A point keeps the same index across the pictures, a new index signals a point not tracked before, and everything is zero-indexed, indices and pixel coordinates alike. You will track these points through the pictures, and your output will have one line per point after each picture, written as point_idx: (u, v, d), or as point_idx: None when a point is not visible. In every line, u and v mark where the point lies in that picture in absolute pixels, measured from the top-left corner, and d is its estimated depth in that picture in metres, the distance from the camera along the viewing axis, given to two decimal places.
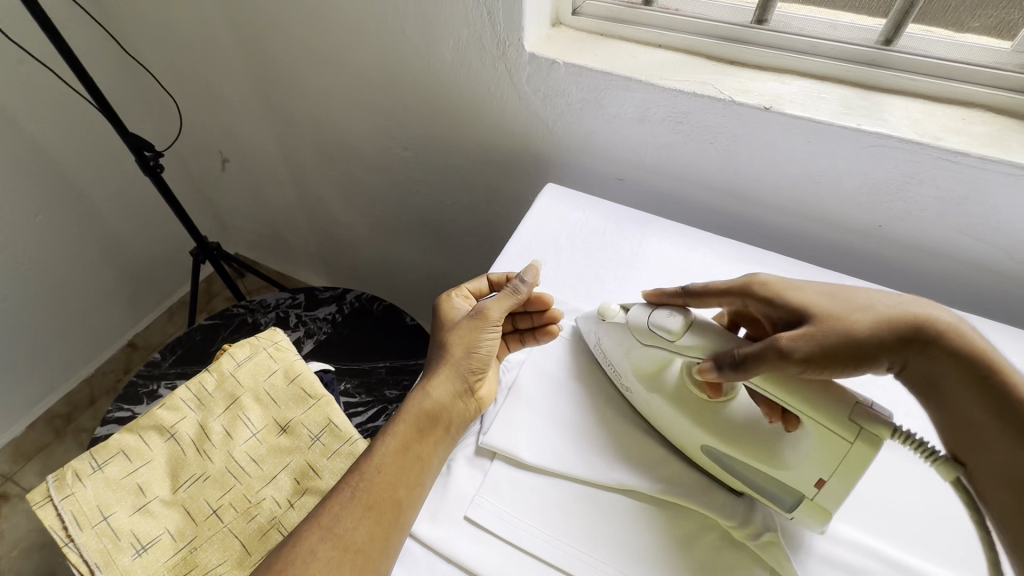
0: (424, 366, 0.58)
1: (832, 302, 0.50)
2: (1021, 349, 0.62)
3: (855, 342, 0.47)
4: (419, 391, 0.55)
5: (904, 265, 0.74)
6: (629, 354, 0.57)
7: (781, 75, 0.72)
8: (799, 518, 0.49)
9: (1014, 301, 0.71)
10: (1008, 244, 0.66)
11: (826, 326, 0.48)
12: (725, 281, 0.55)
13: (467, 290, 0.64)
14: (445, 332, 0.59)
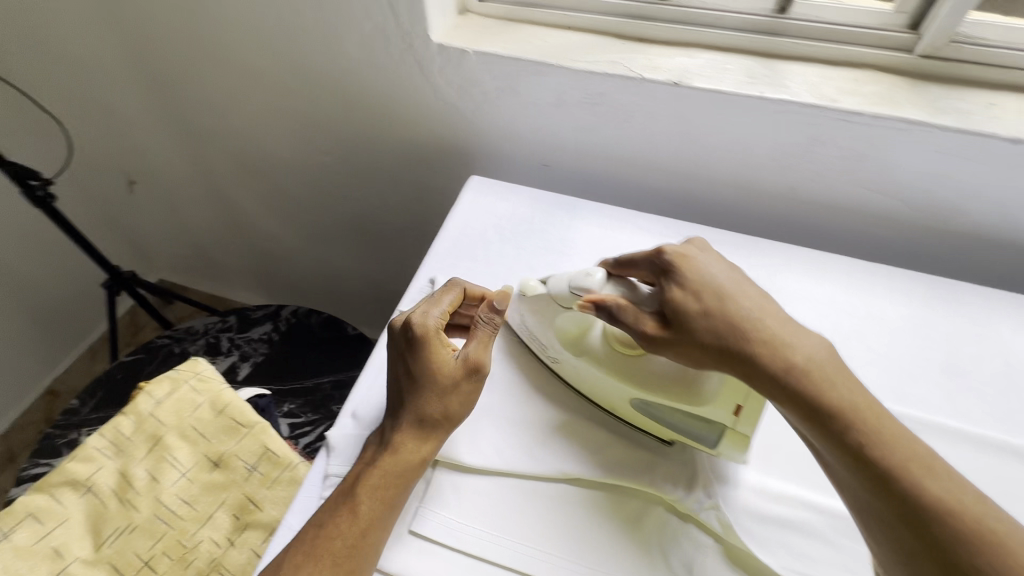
0: (399, 402, 0.50)
1: (697, 311, 0.48)
2: (926, 292, 0.66)
3: (701, 349, 0.47)
4: (396, 445, 0.48)
5: (821, 224, 0.78)
6: (551, 322, 0.56)
7: (688, 50, 0.73)
8: (725, 452, 0.51)
9: (919, 248, 0.76)
10: (908, 195, 0.71)
11: (680, 330, 0.48)
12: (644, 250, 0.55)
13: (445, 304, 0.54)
14: (438, 375, 0.50)
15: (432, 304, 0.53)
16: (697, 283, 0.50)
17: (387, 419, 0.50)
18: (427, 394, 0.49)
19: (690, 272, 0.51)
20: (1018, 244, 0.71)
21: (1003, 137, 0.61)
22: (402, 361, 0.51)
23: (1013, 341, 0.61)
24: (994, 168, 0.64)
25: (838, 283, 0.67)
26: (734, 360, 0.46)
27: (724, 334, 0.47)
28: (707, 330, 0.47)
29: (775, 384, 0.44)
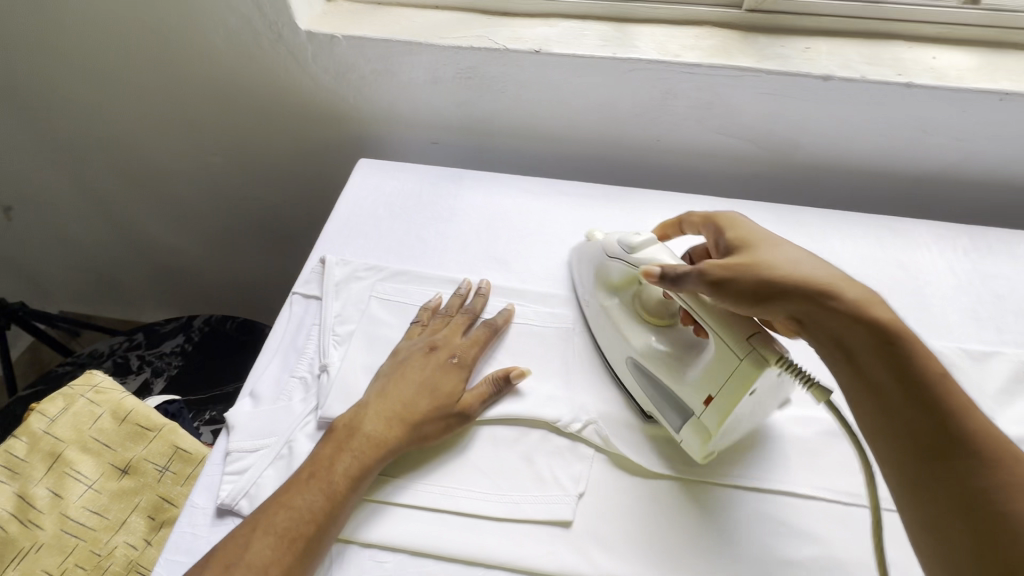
0: (394, 394, 0.52)
1: (776, 257, 0.48)
2: (773, 218, 0.75)
3: (774, 283, 0.46)
4: (373, 435, 0.49)
5: (688, 171, 0.86)
6: (602, 271, 0.60)
7: (548, 20, 0.78)
8: (686, 442, 0.51)
9: (772, 183, 0.85)
10: (755, 135, 0.79)
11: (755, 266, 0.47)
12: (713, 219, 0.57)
13: (474, 343, 0.57)
14: (433, 389, 0.53)
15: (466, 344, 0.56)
16: (761, 242, 0.51)
17: (370, 405, 0.51)
18: (420, 402, 0.51)
19: (753, 236, 0.52)
20: (849, 168, 0.81)
21: (816, 75, 0.70)
22: (413, 364, 0.54)
23: (844, 251, 0.71)
24: (816, 103, 0.73)
25: None
26: (790, 296, 0.45)
27: (805, 273, 0.46)
28: (783, 266, 0.47)
29: (836, 320, 0.44)
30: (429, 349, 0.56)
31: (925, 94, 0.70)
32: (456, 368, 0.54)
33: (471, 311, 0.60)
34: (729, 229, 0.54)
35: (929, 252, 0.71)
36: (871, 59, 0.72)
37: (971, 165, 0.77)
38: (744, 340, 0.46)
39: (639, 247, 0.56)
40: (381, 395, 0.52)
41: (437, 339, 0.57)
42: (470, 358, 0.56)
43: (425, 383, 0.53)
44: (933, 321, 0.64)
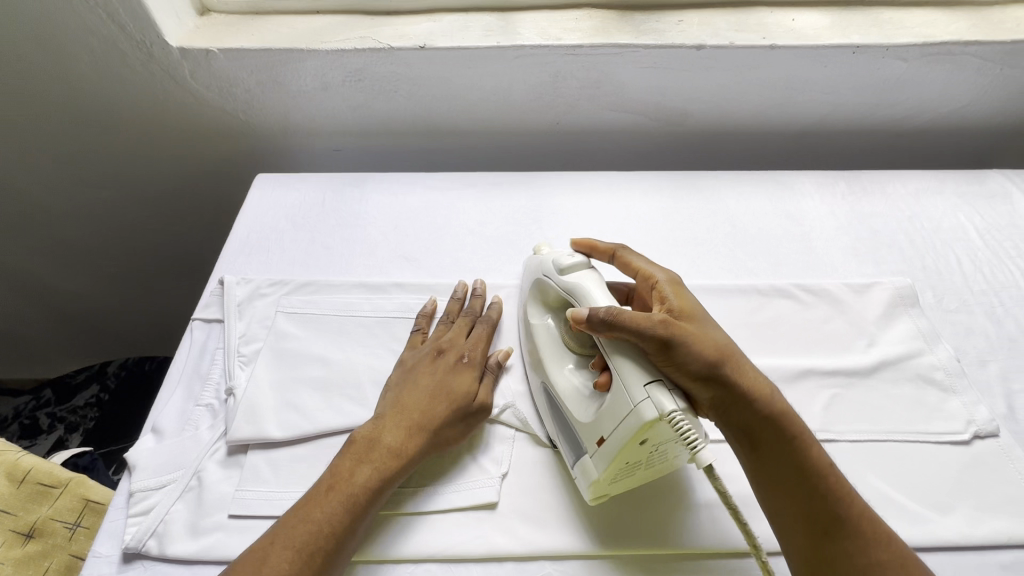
0: (403, 401, 0.50)
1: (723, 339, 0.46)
2: (671, 183, 0.78)
3: (717, 365, 0.44)
4: (393, 445, 0.47)
5: (590, 148, 0.88)
6: (537, 292, 0.56)
7: (431, 15, 0.78)
8: (577, 481, 0.47)
9: (669, 151, 0.89)
10: (646, 107, 0.82)
11: (706, 342, 0.44)
12: (654, 266, 0.53)
13: (473, 344, 0.55)
14: (438, 388, 0.51)
15: (471, 346, 0.55)
16: (692, 309, 0.49)
17: (387, 415, 0.49)
18: (439, 407, 0.49)
19: (686, 299, 0.50)
20: (736, 130, 0.86)
21: (690, 45, 0.74)
22: (424, 371, 0.52)
23: (737, 208, 0.75)
24: (696, 72, 0.77)
25: (605, 194, 0.76)
26: (727, 378, 0.44)
27: (740, 365, 0.45)
28: (724, 347, 0.46)
29: (762, 408, 0.44)
30: (433, 356, 0.54)
31: (790, 54, 0.75)
32: (468, 371, 0.53)
33: (471, 315, 0.59)
34: (664, 285, 0.51)
35: (812, 199, 0.76)
36: (738, 26, 0.77)
37: (841, 115, 0.84)
38: (641, 391, 0.42)
39: (565, 268, 0.52)
40: (397, 404, 0.50)
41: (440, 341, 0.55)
42: (478, 360, 0.54)
43: (439, 386, 0.51)
44: (820, 262, 0.69)
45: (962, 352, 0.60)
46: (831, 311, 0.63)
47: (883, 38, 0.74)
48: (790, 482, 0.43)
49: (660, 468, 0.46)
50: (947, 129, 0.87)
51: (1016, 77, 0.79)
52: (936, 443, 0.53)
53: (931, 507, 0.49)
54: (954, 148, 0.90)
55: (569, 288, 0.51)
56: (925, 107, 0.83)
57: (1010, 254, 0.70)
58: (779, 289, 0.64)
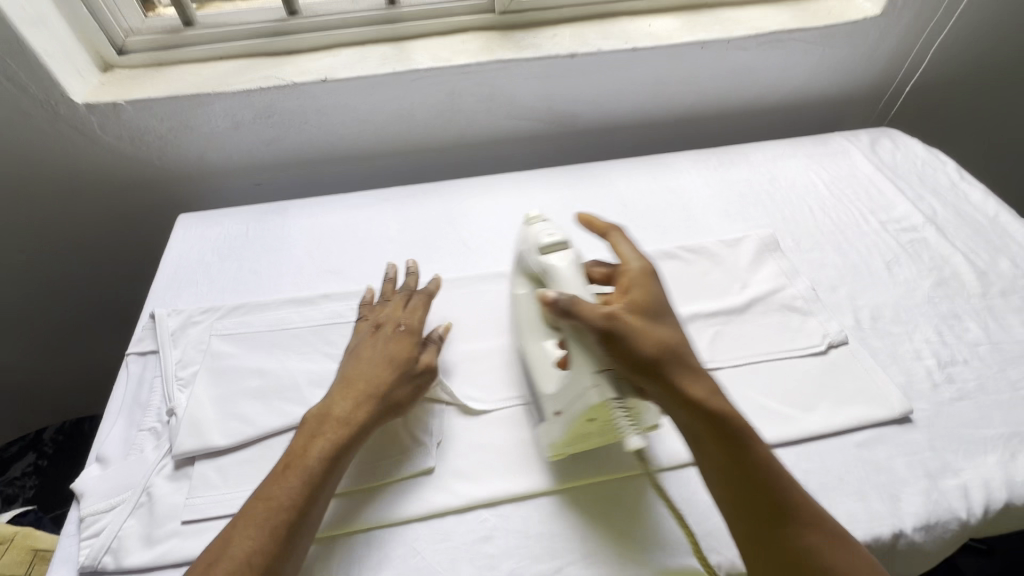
0: (347, 377, 0.54)
1: (670, 341, 0.49)
2: (567, 176, 0.87)
3: (654, 365, 0.47)
4: (341, 415, 0.51)
5: (495, 155, 0.97)
6: (523, 267, 0.59)
7: (330, 51, 0.85)
8: (543, 439, 0.54)
9: (565, 149, 0.99)
10: (539, 113, 0.92)
11: (647, 343, 0.48)
12: (633, 257, 0.55)
13: (410, 314, 0.60)
14: (377, 360, 0.55)
15: (408, 317, 0.59)
16: (653, 308, 0.51)
17: (337, 389, 0.54)
18: (380, 373, 0.54)
19: (653, 295, 0.52)
20: (621, 124, 0.97)
21: (564, 54, 0.85)
22: (367, 345, 0.57)
23: (627, 190, 0.85)
24: (574, 77, 0.88)
25: (510, 193, 0.84)
26: (668, 378, 0.47)
27: (681, 367, 0.49)
28: (666, 350, 0.48)
29: (701, 406, 0.47)
30: (374, 334, 0.58)
31: (650, 54, 0.87)
32: (409, 339, 0.57)
33: (407, 292, 0.63)
34: (632, 277, 0.53)
35: (688, 175, 0.87)
36: (604, 34, 0.88)
37: (706, 102, 0.96)
38: (592, 373, 0.47)
39: (546, 246, 0.55)
40: (345, 379, 0.54)
41: (380, 319, 0.60)
42: (417, 330, 0.59)
43: (381, 357, 0.55)
44: (700, 225, 0.79)
45: (817, 282, 0.71)
46: (710, 265, 0.73)
47: (724, 33, 0.88)
48: (736, 474, 0.46)
49: (615, 433, 0.53)
50: (796, 104, 1.01)
51: (838, 55, 0.94)
52: (801, 357, 0.63)
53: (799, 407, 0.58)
54: (804, 120, 1.05)
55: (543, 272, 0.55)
56: (772, 87, 0.97)
57: (851, 199, 0.83)
58: (666, 252, 0.74)
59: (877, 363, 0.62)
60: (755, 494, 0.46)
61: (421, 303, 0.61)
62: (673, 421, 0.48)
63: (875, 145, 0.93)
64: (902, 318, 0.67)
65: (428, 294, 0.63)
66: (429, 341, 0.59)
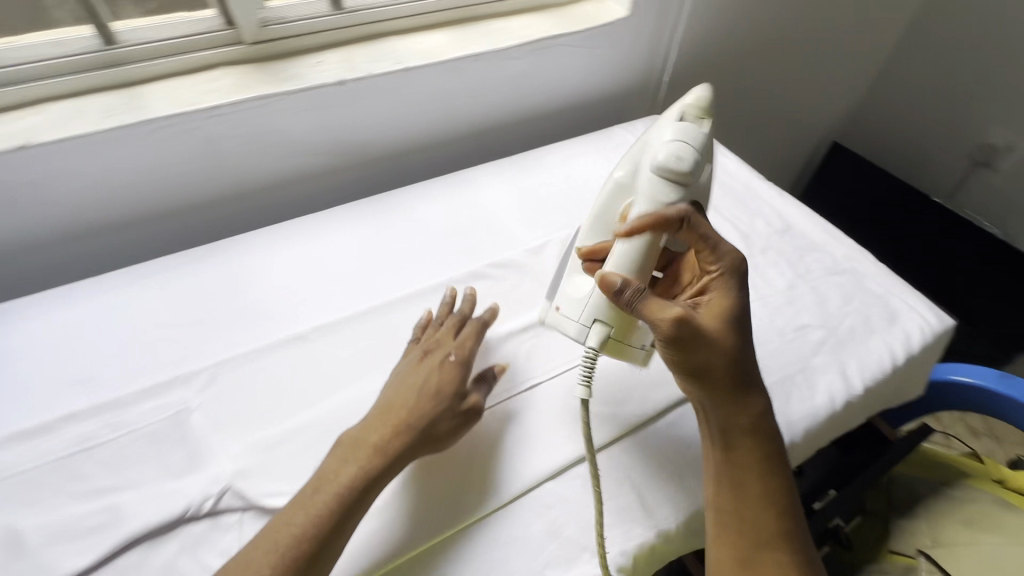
0: (395, 399, 0.53)
1: (739, 349, 0.51)
2: (364, 210, 0.81)
3: (715, 366, 0.50)
4: (376, 442, 0.50)
5: (286, 198, 0.88)
6: (652, 142, 0.59)
7: (34, 108, 0.69)
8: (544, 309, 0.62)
9: (365, 179, 0.93)
10: (323, 146, 0.85)
11: (718, 344, 0.50)
12: (726, 247, 0.54)
13: (464, 345, 0.59)
14: (427, 392, 0.54)
15: (462, 346, 0.58)
16: (733, 312, 0.52)
17: (376, 415, 0.52)
18: (420, 403, 0.53)
19: (722, 301, 0.52)
20: (418, 145, 0.94)
21: (332, 83, 0.78)
22: (413, 371, 0.56)
23: (430, 213, 0.82)
24: (351, 105, 0.82)
25: (303, 239, 0.76)
26: (729, 384, 0.50)
27: (743, 382, 0.51)
28: (732, 355, 0.50)
29: (749, 414, 0.51)
30: (422, 361, 0.57)
31: (425, 72, 0.85)
32: (453, 366, 0.56)
33: (461, 314, 0.62)
34: (717, 279, 0.54)
35: (490, 187, 0.87)
36: (374, 57, 0.84)
37: (496, 112, 0.97)
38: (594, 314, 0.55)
39: (665, 166, 0.55)
40: (384, 405, 0.53)
41: (435, 344, 0.59)
42: (467, 356, 0.58)
43: (427, 386, 0.54)
44: (505, 238, 0.79)
45: None
46: (518, 278, 0.73)
47: (493, 45, 0.88)
48: (748, 487, 0.49)
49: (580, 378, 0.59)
50: (581, 102, 1.07)
51: (605, 54, 1.01)
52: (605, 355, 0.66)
53: (613, 405, 0.61)
54: (591, 117, 1.12)
55: (642, 184, 0.57)
56: (555, 90, 1.01)
57: None
58: (474, 273, 0.72)
59: None
60: (761, 506, 0.48)
61: (477, 326, 0.61)
62: (718, 421, 0.51)
63: (650, 132, 1.02)
64: None
65: (482, 320, 0.62)
66: (479, 383, 0.58)
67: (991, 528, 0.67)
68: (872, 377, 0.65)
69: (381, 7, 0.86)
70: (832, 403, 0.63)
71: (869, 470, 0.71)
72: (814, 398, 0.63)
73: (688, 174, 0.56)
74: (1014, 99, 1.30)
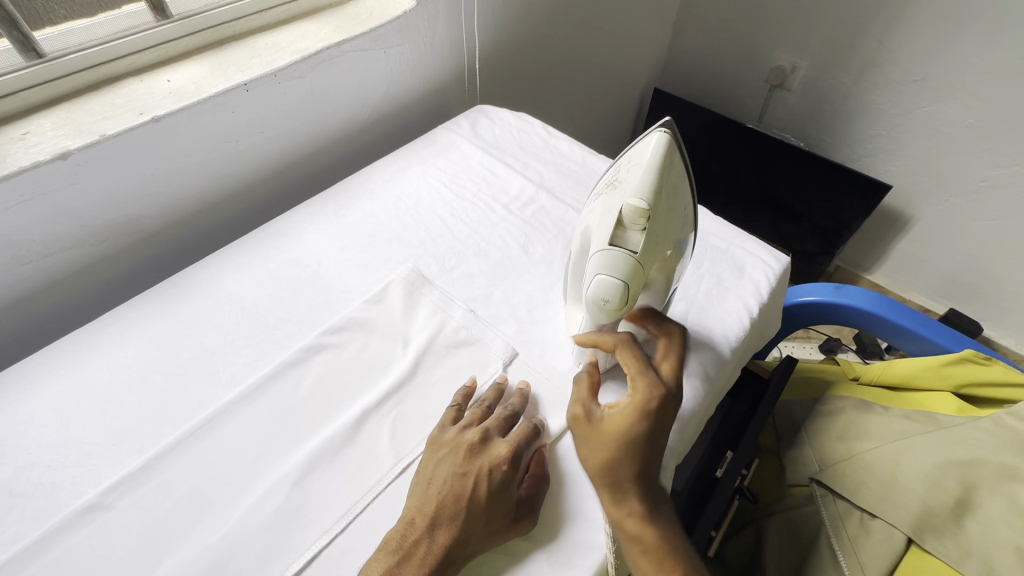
0: (439, 504, 0.47)
1: (624, 462, 0.49)
2: (151, 304, 0.65)
3: (595, 469, 0.50)
4: (421, 553, 0.45)
5: (42, 311, 0.68)
6: (597, 232, 0.47)
7: None
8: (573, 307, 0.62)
9: (152, 256, 0.75)
10: (73, 238, 0.66)
11: (598, 452, 0.49)
12: (643, 378, 0.50)
13: (512, 450, 0.50)
14: (471, 508, 0.47)
15: (510, 453, 0.50)
16: (629, 429, 0.49)
17: (424, 526, 0.46)
18: (464, 516, 0.46)
19: (618, 422, 0.50)
20: (209, 202, 0.78)
21: (50, 158, 0.59)
22: (450, 474, 0.49)
23: (240, 286, 0.68)
24: (91, 180, 0.64)
25: (74, 367, 0.59)
26: (609, 492, 0.49)
27: (626, 497, 0.48)
28: (615, 466, 0.49)
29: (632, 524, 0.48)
30: (463, 466, 0.49)
31: (182, 117, 0.68)
32: (504, 473, 0.48)
33: (512, 406, 0.55)
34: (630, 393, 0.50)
35: (310, 234, 0.75)
36: (106, 111, 0.66)
37: (296, 142, 0.84)
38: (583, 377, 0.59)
39: (592, 300, 0.46)
40: (427, 509, 0.47)
41: (483, 445, 0.50)
42: (517, 455, 0.50)
43: (475, 497, 0.47)
44: (338, 292, 0.68)
45: (472, 299, 0.68)
46: (365, 337, 0.63)
47: (264, 67, 0.74)
48: None
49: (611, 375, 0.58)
50: (394, 108, 0.96)
51: (403, 52, 0.91)
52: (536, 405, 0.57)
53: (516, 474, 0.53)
54: (410, 121, 1.02)
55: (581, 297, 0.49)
56: (359, 102, 0.89)
57: (474, 192, 0.83)
58: (309, 347, 0.61)
59: (548, 357, 0.62)
60: None
61: (528, 423, 0.53)
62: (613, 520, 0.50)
63: (476, 127, 0.95)
64: (551, 296, 0.69)
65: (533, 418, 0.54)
66: (532, 492, 0.50)
67: (859, 435, 0.73)
68: (736, 338, 0.65)
69: (98, 45, 0.68)
70: (706, 376, 0.62)
71: (753, 419, 0.75)
72: (689, 377, 0.61)
73: (619, 312, 0.46)
74: (788, 24, 1.43)
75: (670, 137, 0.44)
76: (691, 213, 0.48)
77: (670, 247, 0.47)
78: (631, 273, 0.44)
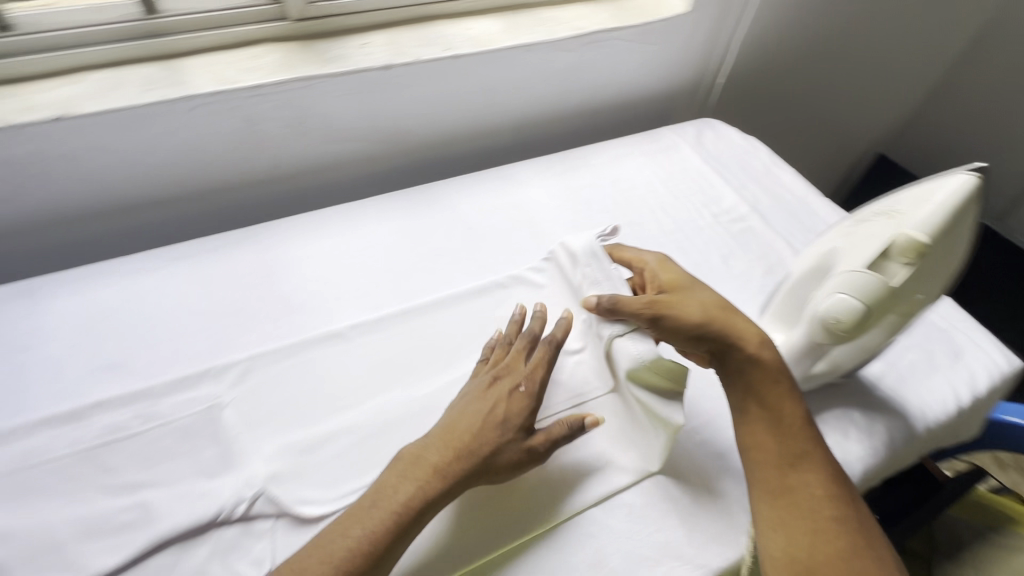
0: (459, 419, 0.50)
1: (735, 317, 0.54)
2: (402, 203, 0.78)
3: (706, 330, 0.53)
4: (439, 460, 0.47)
5: (322, 183, 0.85)
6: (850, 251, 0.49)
7: (73, 78, 0.67)
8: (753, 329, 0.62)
9: (403, 167, 0.90)
10: (364, 132, 0.82)
11: (711, 318, 0.53)
12: (682, 275, 0.59)
13: (518, 385, 0.52)
14: (488, 424, 0.49)
15: (520, 383, 0.52)
16: (717, 311, 0.54)
17: (443, 439, 0.49)
18: (484, 429, 0.49)
19: (694, 310, 0.54)
20: (458, 136, 0.90)
21: (377, 67, 0.75)
22: (475, 396, 0.52)
23: (470, 211, 0.78)
24: (393, 92, 0.79)
25: (341, 229, 0.73)
26: (733, 346, 0.52)
27: (751, 343, 0.52)
28: (731, 324, 0.53)
29: (773, 365, 0.52)
30: (484, 389, 0.52)
31: (472, 60, 0.80)
32: (518, 399, 0.51)
33: (533, 336, 0.56)
34: (659, 269, 0.61)
35: (532, 185, 0.83)
36: (421, 41, 0.80)
37: (540, 108, 0.94)
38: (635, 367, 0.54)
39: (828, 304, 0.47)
40: (446, 425, 0.50)
41: (500, 375, 0.53)
42: (530, 386, 0.52)
43: (502, 419, 0.50)
44: (546, 242, 0.76)
45: None
46: None
47: (546, 35, 0.84)
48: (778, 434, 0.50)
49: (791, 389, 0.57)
50: (627, 100, 1.02)
51: (657, 51, 0.96)
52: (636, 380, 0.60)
53: (641, 436, 0.55)
54: (635, 118, 1.07)
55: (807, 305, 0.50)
56: (603, 87, 0.97)
57: (685, 194, 0.86)
58: (515, 277, 0.69)
59: None
60: (799, 450, 0.49)
61: (541, 359, 0.54)
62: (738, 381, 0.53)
63: (700, 137, 0.97)
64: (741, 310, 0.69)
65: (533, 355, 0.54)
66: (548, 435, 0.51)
67: None
68: (934, 420, 0.61)
69: None
70: (889, 445, 0.58)
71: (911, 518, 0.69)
72: (870, 438, 0.58)
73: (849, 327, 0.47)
74: None
75: (973, 185, 0.45)
76: (953, 269, 0.48)
77: (922, 291, 0.47)
78: (880, 295, 0.45)
